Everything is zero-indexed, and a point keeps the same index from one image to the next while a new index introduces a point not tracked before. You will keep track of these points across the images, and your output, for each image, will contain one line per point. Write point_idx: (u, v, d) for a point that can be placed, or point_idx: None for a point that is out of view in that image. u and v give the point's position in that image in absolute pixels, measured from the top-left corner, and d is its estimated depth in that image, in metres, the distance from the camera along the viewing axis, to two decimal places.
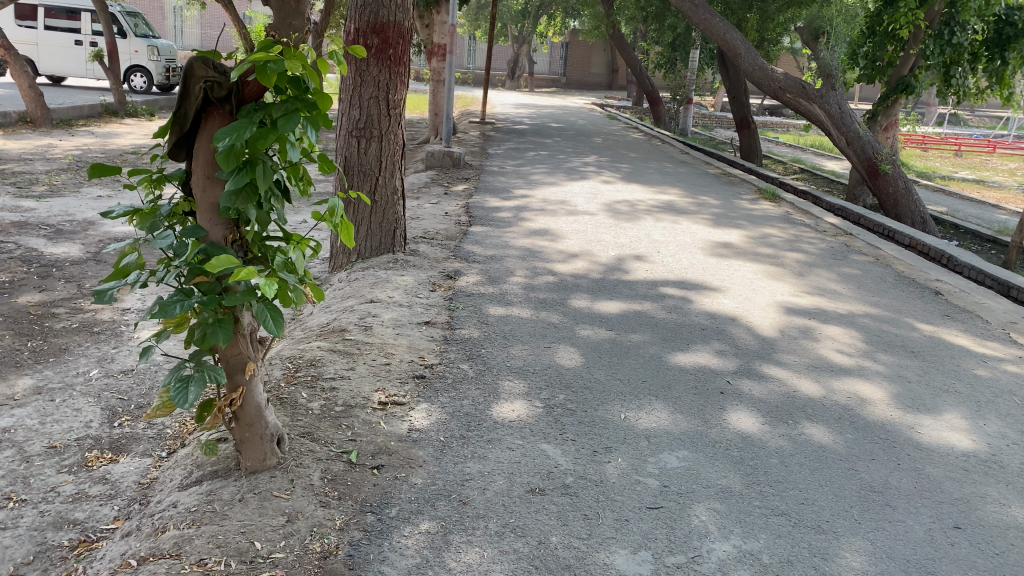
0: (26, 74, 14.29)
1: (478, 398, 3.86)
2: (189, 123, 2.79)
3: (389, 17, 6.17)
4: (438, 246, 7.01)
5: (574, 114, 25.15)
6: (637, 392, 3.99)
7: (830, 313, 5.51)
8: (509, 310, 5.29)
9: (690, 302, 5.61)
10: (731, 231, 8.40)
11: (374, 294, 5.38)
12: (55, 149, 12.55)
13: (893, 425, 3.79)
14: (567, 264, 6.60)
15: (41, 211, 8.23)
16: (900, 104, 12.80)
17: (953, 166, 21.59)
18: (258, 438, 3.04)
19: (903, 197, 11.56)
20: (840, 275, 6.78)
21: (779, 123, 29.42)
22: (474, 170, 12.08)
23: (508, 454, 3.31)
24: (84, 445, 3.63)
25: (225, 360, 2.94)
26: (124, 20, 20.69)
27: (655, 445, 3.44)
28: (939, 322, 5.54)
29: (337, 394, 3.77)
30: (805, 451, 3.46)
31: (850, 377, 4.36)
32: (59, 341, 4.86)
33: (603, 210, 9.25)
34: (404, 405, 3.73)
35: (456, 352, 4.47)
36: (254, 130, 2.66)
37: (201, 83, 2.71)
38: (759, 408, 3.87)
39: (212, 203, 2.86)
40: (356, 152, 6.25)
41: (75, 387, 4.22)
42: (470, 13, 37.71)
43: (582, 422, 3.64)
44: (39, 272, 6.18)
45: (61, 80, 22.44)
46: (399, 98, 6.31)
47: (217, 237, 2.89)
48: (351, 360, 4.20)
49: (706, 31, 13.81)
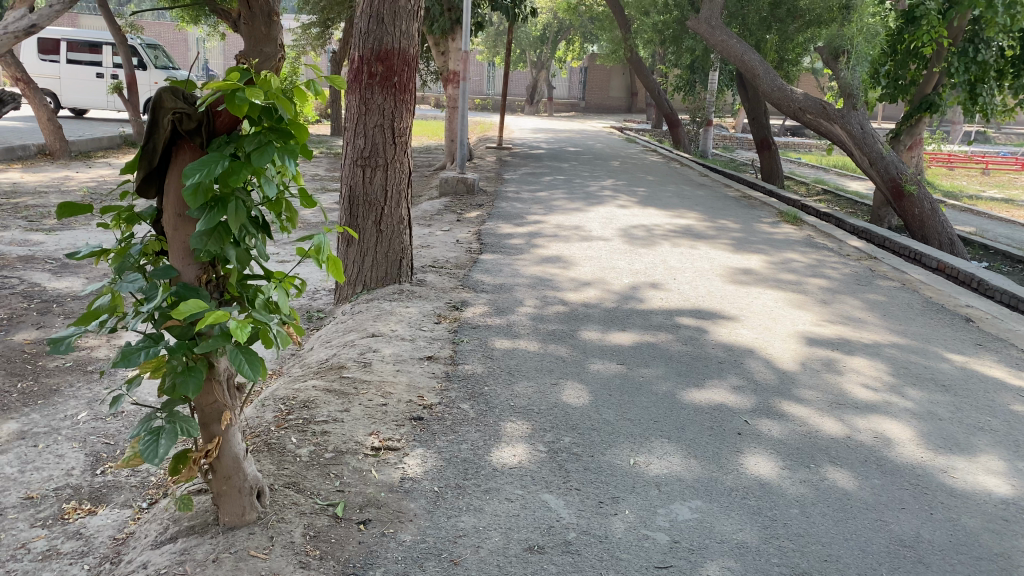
0: (43, 106, 14.37)
1: (478, 441, 3.64)
2: (158, 158, 2.62)
3: (394, 44, 6.01)
4: (445, 275, 6.82)
5: (594, 138, 25.03)
6: (648, 434, 3.75)
7: (855, 344, 5.23)
8: (515, 343, 5.07)
9: (706, 333, 5.35)
10: (752, 256, 8.12)
11: (376, 328, 5.20)
12: (70, 181, 12.55)
13: (923, 469, 3.50)
14: (578, 292, 6.39)
15: (49, 244, 8.16)
16: (925, 124, 12.45)
17: (980, 184, 21.17)
18: (237, 491, 2.83)
19: (930, 218, 11.24)
20: (866, 301, 6.50)
21: (801, 144, 29.11)
22: (489, 196, 11.93)
23: (506, 506, 3.08)
24: (61, 496, 3.45)
25: (200, 409, 2.76)
26: (144, 52, 20.87)
27: (666, 494, 3.19)
28: (972, 352, 5.23)
29: (329, 439, 3.56)
30: (828, 499, 3.20)
31: (876, 415, 4.08)
32: (51, 381, 4.71)
33: (619, 235, 9.02)
34: (398, 451, 3.52)
35: (457, 390, 4.25)
36: (224, 164, 2.46)
37: (169, 115, 2.54)
38: (780, 451, 3.61)
39: (184, 243, 2.68)
40: (361, 181, 6.11)
41: (60, 431, 4.05)
42: (489, 39, 37.94)
43: (587, 468, 3.39)
44: (40, 308, 6.07)
45: (84, 113, 22.73)
46: (405, 127, 6.14)
47: (189, 278, 2.70)
48: (346, 401, 3.99)
49: (724, 52, 13.69)
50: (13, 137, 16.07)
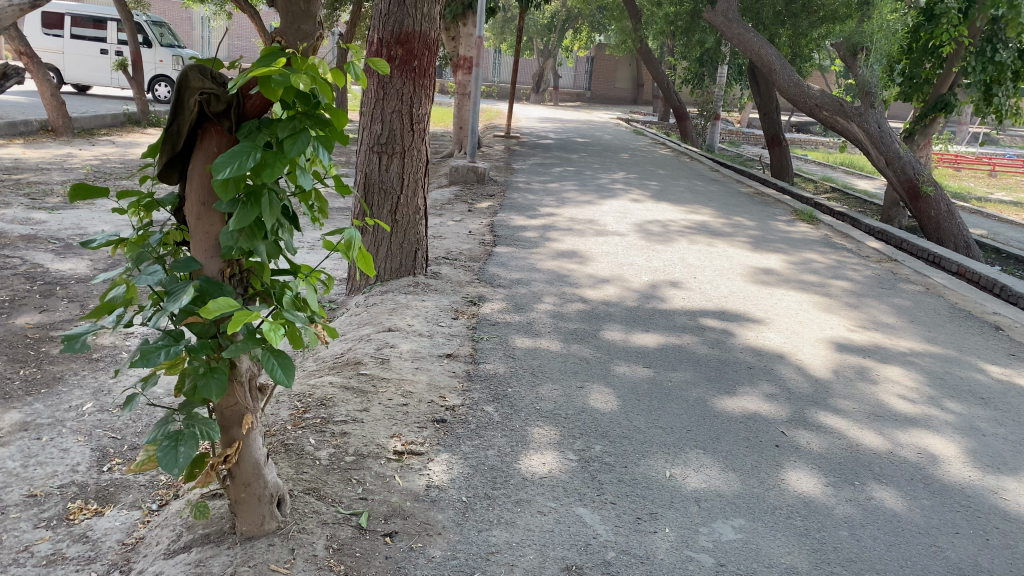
0: (46, 81, 14.11)
1: (505, 447, 3.47)
2: (183, 141, 2.43)
3: (416, 27, 5.81)
4: (460, 267, 6.64)
5: (600, 129, 24.87)
6: (683, 443, 3.58)
7: (888, 352, 5.06)
8: (536, 342, 4.89)
9: (733, 336, 5.18)
10: (771, 256, 7.95)
11: (393, 322, 5.02)
12: (73, 159, 12.32)
13: (971, 489, 3.35)
14: (597, 290, 6.21)
15: (52, 224, 7.95)
16: (938, 124, 12.05)
17: (987, 187, 20.94)
18: (256, 499, 2.65)
19: (946, 220, 10.98)
20: (892, 306, 6.33)
21: (808, 140, 28.90)
22: (499, 185, 11.73)
23: (539, 520, 2.91)
24: (67, 494, 3.27)
25: (220, 412, 2.59)
26: (149, 29, 20.60)
27: (707, 512, 3.02)
28: (1006, 363, 5.07)
29: (349, 441, 3.38)
30: (877, 521, 3.03)
31: (917, 429, 3.91)
32: (54, 368, 4.53)
33: (634, 230, 8.84)
34: (422, 456, 3.34)
35: (480, 391, 4.07)
36: (256, 153, 2.27)
37: (197, 95, 2.36)
38: (822, 466, 3.44)
39: (208, 234, 2.50)
40: (377, 168, 5.90)
41: (65, 423, 3.88)
42: (497, 26, 37.76)
43: (622, 480, 3.22)
44: (43, 290, 5.87)
45: (87, 89, 22.45)
46: (424, 113, 5.93)
47: (212, 272, 2.52)
48: (365, 400, 3.81)
49: (740, 45, 13.45)
50: (14, 112, 15.83)
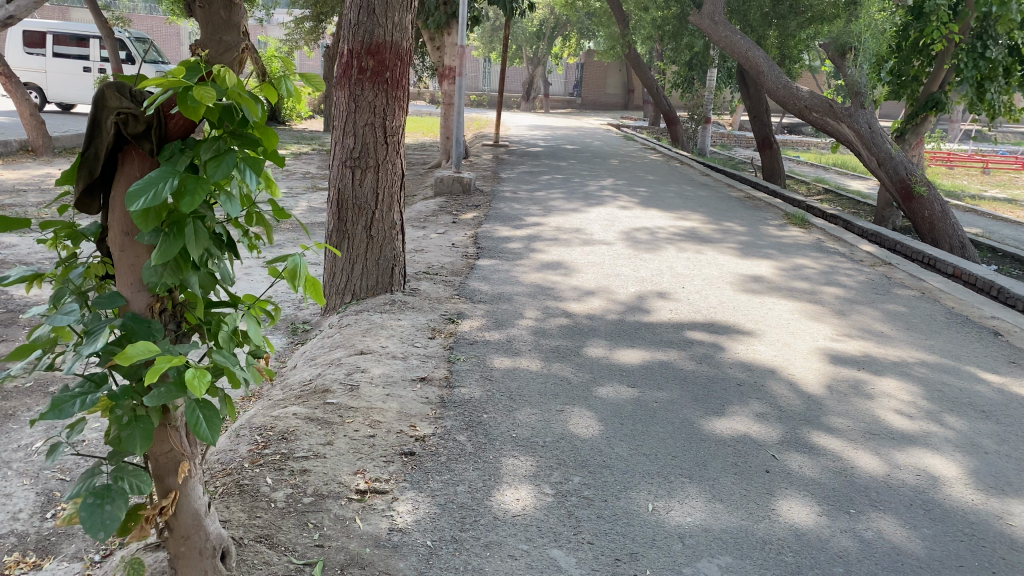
0: (25, 100, 13.91)
1: (477, 482, 3.24)
2: (101, 166, 2.21)
3: (386, 37, 5.58)
4: (440, 283, 6.42)
5: (591, 135, 24.68)
6: (667, 472, 3.36)
7: (883, 363, 4.84)
8: (515, 362, 4.67)
9: (721, 351, 4.96)
10: (762, 262, 7.74)
11: (365, 344, 4.79)
12: (51, 179, 12.09)
13: (974, 514, 3.13)
14: (581, 303, 5.99)
15: (22, 248, 7.73)
16: (929, 123, 11.90)
17: (981, 184, 20.75)
18: (196, 553, 2.43)
19: (940, 219, 10.75)
20: (885, 312, 6.13)
21: (801, 141, 28.73)
22: (486, 196, 11.52)
23: (509, 565, 2.68)
24: (4, 546, 3.04)
25: (154, 459, 2.36)
26: (132, 46, 20.42)
27: (691, 550, 2.80)
28: (1005, 371, 4.86)
29: (308, 480, 3.15)
30: (875, 556, 2.81)
31: (915, 448, 3.69)
32: (7, 405, 4.32)
33: (622, 239, 8.64)
34: (386, 495, 3.12)
35: (453, 419, 3.84)
36: (176, 178, 2.05)
37: (113, 116, 2.13)
38: (816, 493, 3.23)
39: (133, 267, 2.28)
40: (350, 184, 5.69)
41: (12, 465, 3.66)
42: (485, 35, 37.65)
43: (601, 516, 3.00)
44: (3, 319, 5.64)
45: (71, 109, 22.24)
46: (398, 125, 5.72)
47: (140, 308, 2.29)
48: (329, 433, 3.58)
49: (728, 48, 13.26)
50: None
